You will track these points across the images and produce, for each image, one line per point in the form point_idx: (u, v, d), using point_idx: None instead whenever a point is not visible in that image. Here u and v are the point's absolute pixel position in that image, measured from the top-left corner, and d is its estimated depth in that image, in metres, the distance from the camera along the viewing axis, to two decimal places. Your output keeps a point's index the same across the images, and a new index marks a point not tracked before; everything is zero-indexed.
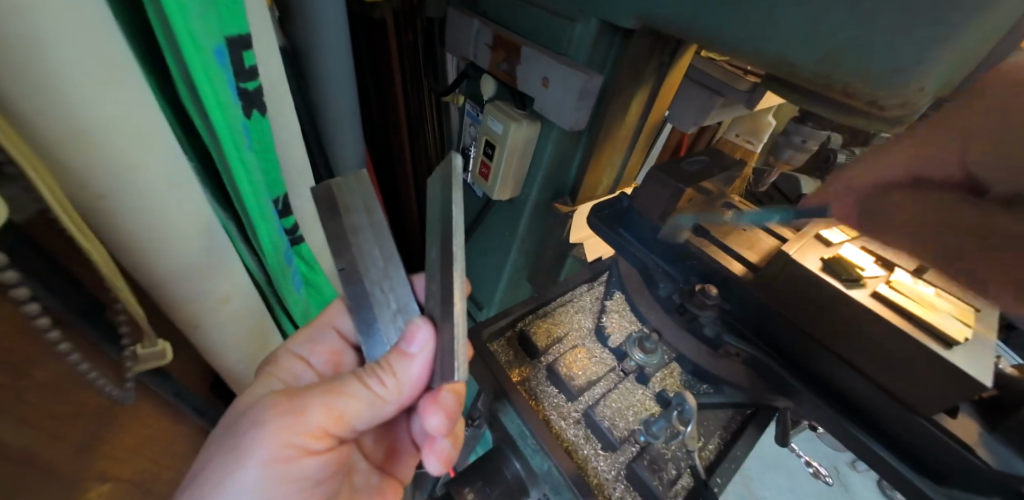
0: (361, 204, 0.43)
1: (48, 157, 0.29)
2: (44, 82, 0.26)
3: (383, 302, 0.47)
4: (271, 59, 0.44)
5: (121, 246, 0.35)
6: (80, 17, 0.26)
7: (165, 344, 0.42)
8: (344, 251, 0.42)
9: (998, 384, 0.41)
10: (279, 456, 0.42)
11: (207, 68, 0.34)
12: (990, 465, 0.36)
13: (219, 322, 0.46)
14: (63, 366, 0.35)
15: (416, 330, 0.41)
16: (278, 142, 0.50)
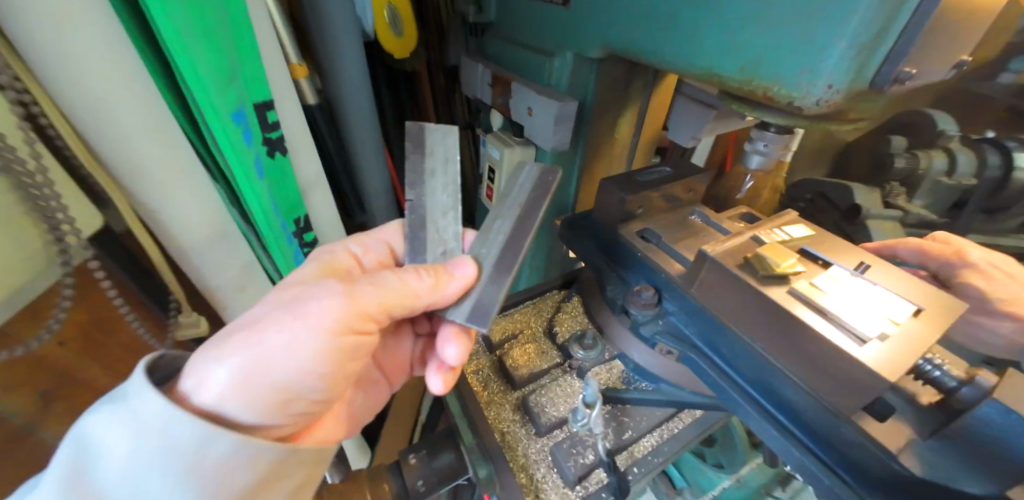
0: (440, 156, 0.56)
1: (112, 170, 0.44)
2: (106, 120, 0.41)
3: (435, 242, 0.54)
4: (291, 112, 0.61)
5: (159, 228, 0.49)
6: (123, 76, 0.41)
7: (199, 317, 0.56)
8: (418, 186, 0.55)
9: (946, 389, 0.37)
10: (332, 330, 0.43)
11: (224, 126, 0.49)
12: (913, 474, 0.34)
13: (239, 305, 0.61)
14: (123, 326, 0.49)
15: (461, 261, 0.48)
16: (301, 175, 0.66)
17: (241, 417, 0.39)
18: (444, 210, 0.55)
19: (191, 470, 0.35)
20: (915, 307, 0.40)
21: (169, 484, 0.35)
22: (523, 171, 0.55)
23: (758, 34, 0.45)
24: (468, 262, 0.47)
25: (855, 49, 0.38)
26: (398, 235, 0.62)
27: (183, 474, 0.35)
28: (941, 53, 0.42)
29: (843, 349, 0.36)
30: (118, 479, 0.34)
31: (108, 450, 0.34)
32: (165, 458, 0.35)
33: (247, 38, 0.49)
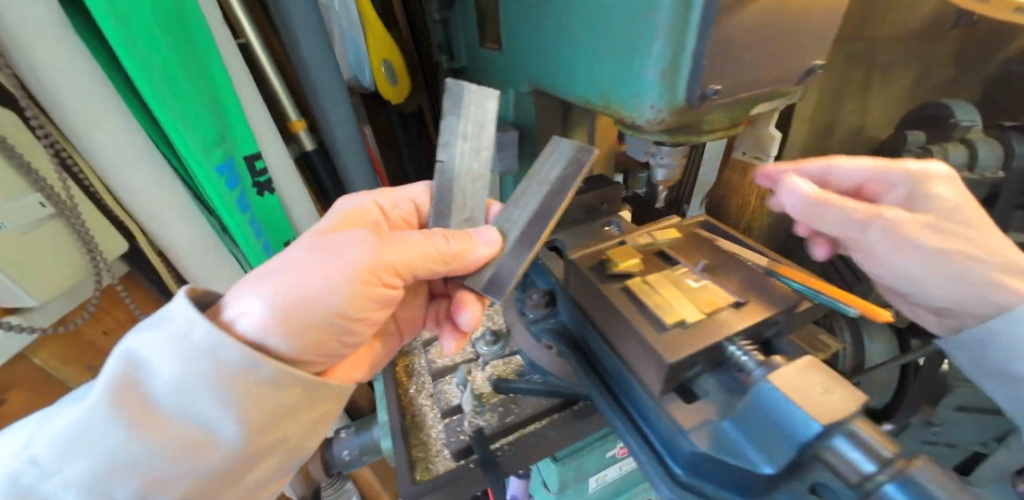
0: (474, 120, 0.55)
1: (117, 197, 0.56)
2: (108, 160, 0.54)
3: (460, 207, 0.54)
4: (280, 159, 0.78)
5: (159, 239, 0.61)
6: (121, 127, 0.54)
7: None
8: (438, 151, 0.55)
9: (750, 372, 0.39)
10: (363, 273, 0.43)
11: (208, 174, 0.62)
12: (699, 448, 0.37)
13: None
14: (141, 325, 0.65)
15: (483, 231, 0.49)
16: (290, 207, 0.82)
17: (281, 350, 0.39)
18: (471, 178, 0.54)
19: (235, 391, 0.35)
20: (738, 302, 0.44)
21: (212, 402, 0.34)
22: (559, 147, 0.54)
23: (604, 67, 0.51)
24: (491, 230, 0.48)
25: (662, 75, 0.44)
26: (424, 194, 0.63)
27: (225, 394, 0.34)
28: (766, 70, 0.46)
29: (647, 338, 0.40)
30: (167, 394, 0.34)
31: (157, 365, 0.34)
32: (210, 377, 0.34)
33: (233, 110, 0.67)
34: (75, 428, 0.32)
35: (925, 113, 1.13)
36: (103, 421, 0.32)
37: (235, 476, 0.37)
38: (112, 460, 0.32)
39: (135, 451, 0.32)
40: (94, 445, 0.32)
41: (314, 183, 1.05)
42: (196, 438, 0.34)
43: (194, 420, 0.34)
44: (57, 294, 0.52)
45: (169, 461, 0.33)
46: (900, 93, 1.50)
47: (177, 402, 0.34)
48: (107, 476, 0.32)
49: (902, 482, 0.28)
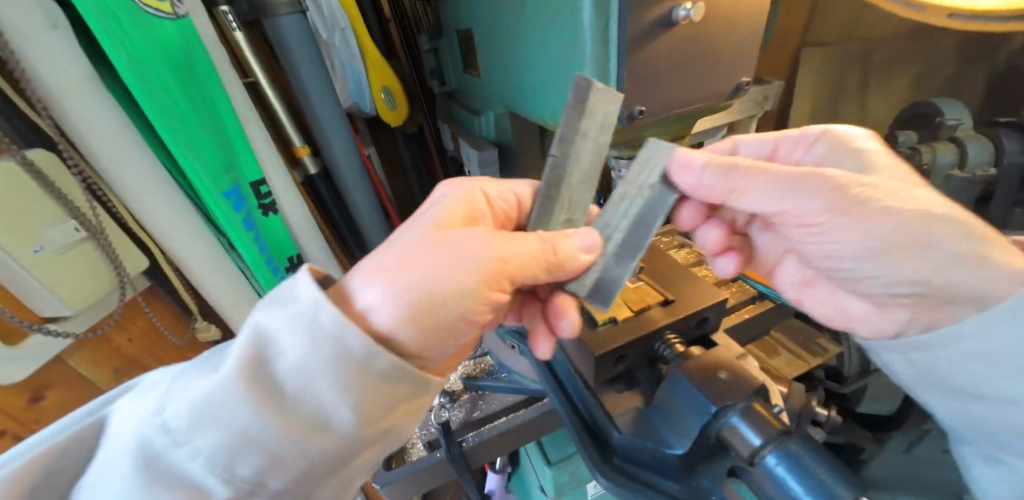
0: (598, 120, 0.44)
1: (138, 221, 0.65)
2: (130, 189, 0.62)
3: (562, 208, 0.48)
4: (282, 182, 0.86)
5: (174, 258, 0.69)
6: (140, 161, 0.62)
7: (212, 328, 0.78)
8: (568, 142, 0.44)
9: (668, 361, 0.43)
10: (482, 269, 0.39)
11: (215, 198, 0.70)
12: (624, 432, 0.40)
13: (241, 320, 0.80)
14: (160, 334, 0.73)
15: (587, 235, 0.45)
16: (293, 225, 0.90)
17: (402, 351, 0.35)
18: (582, 178, 0.47)
19: (356, 377, 0.31)
20: (667, 299, 0.48)
21: (335, 389, 0.30)
22: (653, 148, 0.46)
23: (553, 91, 0.57)
24: (592, 235, 0.45)
25: (595, 97, 0.48)
26: (529, 190, 0.56)
27: (344, 379, 0.31)
28: (693, 90, 0.50)
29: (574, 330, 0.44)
30: (291, 373, 0.31)
31: (283, 342, 0.31)
32: (333, 358, 0.30)
33: (239, 142, 0.76)
34: (199, 400, 0.29)
35: (914, 113, 1.14)
36: (228, 407, 0.29)
37: (337, 469, 0.33)
38: (229, 439, 0.29)
39: (254, 431, 0.29)
40: (215, 420, 0.29)
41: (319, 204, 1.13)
42: (311, 424, 0.31)
43: (312, 405, 0.31)
44: (89, 305, 0.60)
45: (283, 445, 0.30)
46: (895, 92, 1.49)
47: (299, 383, 0.30)
48: (224, 456, 0.29)
49: (778, 453, 0.32)
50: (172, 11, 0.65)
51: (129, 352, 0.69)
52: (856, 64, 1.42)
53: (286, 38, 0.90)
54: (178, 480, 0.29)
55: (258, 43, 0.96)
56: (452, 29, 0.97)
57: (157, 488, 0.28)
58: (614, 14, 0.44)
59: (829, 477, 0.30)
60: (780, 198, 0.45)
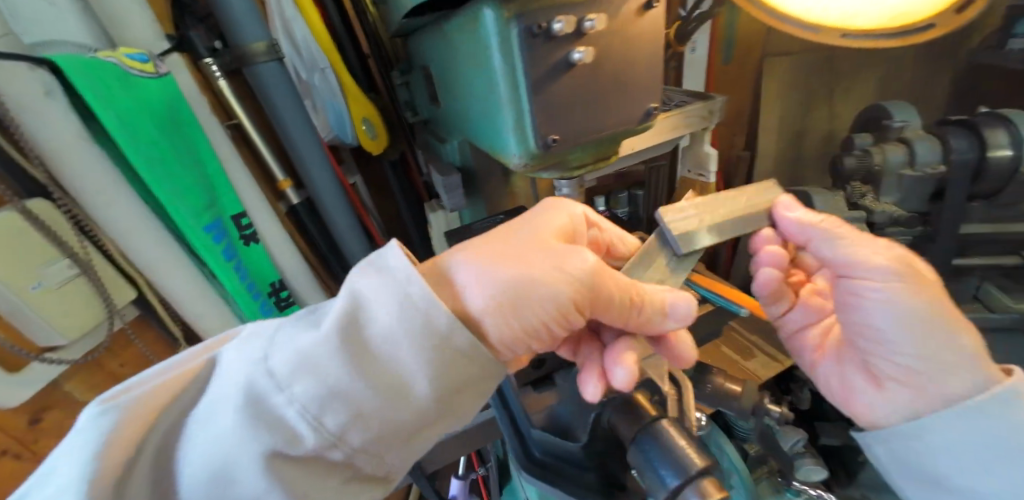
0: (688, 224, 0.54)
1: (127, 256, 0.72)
2: (121, 229, 0.70)
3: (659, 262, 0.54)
4: (263, 215, 0.94)
5: (161, 288, 0.76)
6: (129, 204, 0.70)
7: None
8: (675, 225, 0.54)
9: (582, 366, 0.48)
10: (587, 279, 0.43)
11: (197, 234, 0.78)
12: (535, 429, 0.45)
13: None
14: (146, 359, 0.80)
15: (681, 302, 0.48)
16: (275, 252, 0.97)
17: (486, 335, 0.41)
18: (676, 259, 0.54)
19: (432, 349, 0.37)
20: None
21: (415, 358, 0.37)
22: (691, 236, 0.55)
23: (486, 124, 0.63)
24: (681, 300, 0.48)
25: (515, 131, 0.55)
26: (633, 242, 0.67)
27: (424, 348, 0.37)
28: (603, 118, 0.56)
29: None
30: (383, 339, 0.37)
31: (378, 309, 0.38)
32: (417, 329, 0.37)
33: (219, 181, 0.84)
34: (306, 350, 0.36)
35: (869, 115, 1.19)
36: (332, 355, 0.36)
37: (403, 431, 0.39)
38: (327, 387, 0.35)
39: (345, 384, 0.35)
40: (321, 368, 0.36)
41: (304, 231, 1.21)
42: (388, 384, 0.37)
43: (399, 366, 0.37)
44: (83, 334, 0.67)
45: (368, 397, 0.36)
46: (860, 96, 1.53)
47: (388, 346, 0.37)
48: (321, 402, 0.35)
49: (649, 434, 0.36)
50: (155, 70, 0.74)
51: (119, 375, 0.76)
52: (818, 71, 1.47)
53: (265, 83, 0.98)
54: (283, 416, 0.35)
55: (241, 88, 1.05)
56: (418, 66, 1.04)
57: (268, 421, 0.35)
58: (519, 60, 0.50)
59: (685, 453, 0.34)
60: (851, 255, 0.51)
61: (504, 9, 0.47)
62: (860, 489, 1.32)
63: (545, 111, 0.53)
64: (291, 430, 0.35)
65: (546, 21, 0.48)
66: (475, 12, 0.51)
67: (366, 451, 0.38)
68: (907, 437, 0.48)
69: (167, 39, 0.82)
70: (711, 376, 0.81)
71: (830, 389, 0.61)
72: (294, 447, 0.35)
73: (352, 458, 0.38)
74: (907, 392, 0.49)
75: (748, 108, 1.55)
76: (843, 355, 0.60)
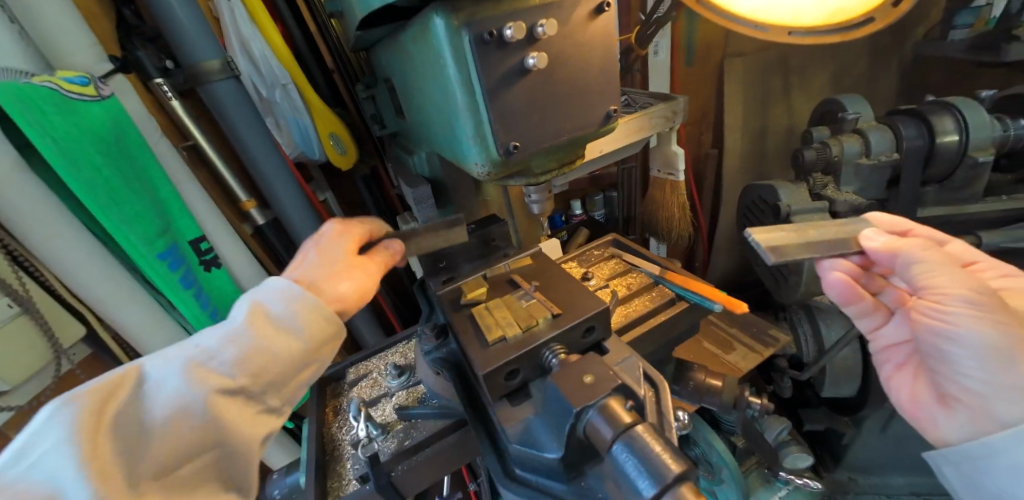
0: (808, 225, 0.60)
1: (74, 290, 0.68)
2: (65, 262, 0.65)
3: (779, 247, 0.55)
4: (223, 237, 0.90)
5: (113, 321, 0.72)
6: (74, 235, 0.66)
7: None
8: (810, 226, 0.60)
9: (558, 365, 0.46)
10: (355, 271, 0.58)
11: (150, 261, 0.74)
12: (512, 443, 0.43)
13: None
14: None
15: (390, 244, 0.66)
16: (238, 275, 0.93)
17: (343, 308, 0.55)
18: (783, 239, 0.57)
19: (318, 313, 0.51)
20: (555, 313, 0.51)
21: (311, 319, 0.50)
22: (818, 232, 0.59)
23: (447, 134, 0.62)
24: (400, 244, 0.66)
25: (475, 139, 0.54)
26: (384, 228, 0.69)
27: (310, 314, 0.50)
28: (564, 122, 0.56)
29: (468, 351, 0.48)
30: (281, 312, 0.49)
31: (272, 298, 0.50)
32: (303, 302, 0.50)
33: (174, 206, 0.80)
34: (227, 333, 0.46)
35: (824, 110, 1.24)
36: (246, 329, 0.46)
37: (304, 376, 0.50)
38: (247, 352, 0.45)
39: (260, 345, 0.46)
40: (240, 338, 0.46)
41: (273, 252, 1.17)
42: (294, 341, 0.48)
43: (299, 329, 0.49)
44: (30, 375, 0.63)
45: (276, 353, 0.47)
46: (818, 90, 1.58)
47: (289, 316, 0.49)
48: (244, 359, 0.45)
49: (625, 443, 0.35)
50: (96, 94, 0.70)
51: None
52: (776, 69, 1.53)
53: (221, 102, 0.94)
54: (213, 375, 0.43)
55: (196, 107, 1.01)
56: (381, 79, 1.03)
57: (203, 378, 0.42)
58: (472, 68, 0.50)
59: (660, 459, 0.33)
60: (921, 265, 0.55)
61: (454, 18, 0.47)
62: (847, 472, 1.34)
63: (503, 116, 0.52)
64: (224, 385, 0.43)
65: (497, 28, 0.48)
66: (426, 22, 0.51)
67: (273, 399, 0.47)
68: (972, 457, 0.56)
69: (111, 60, 0.78)
70: (692, 372, 0.81)
71: (898, 400, 0.69)
72: (226, 399, 0.43)
73: (264, 405, 0.47)
74: (966, 412, 0.57)
75: (712, 108, 1.59)
76: (921, 372, 0.67)
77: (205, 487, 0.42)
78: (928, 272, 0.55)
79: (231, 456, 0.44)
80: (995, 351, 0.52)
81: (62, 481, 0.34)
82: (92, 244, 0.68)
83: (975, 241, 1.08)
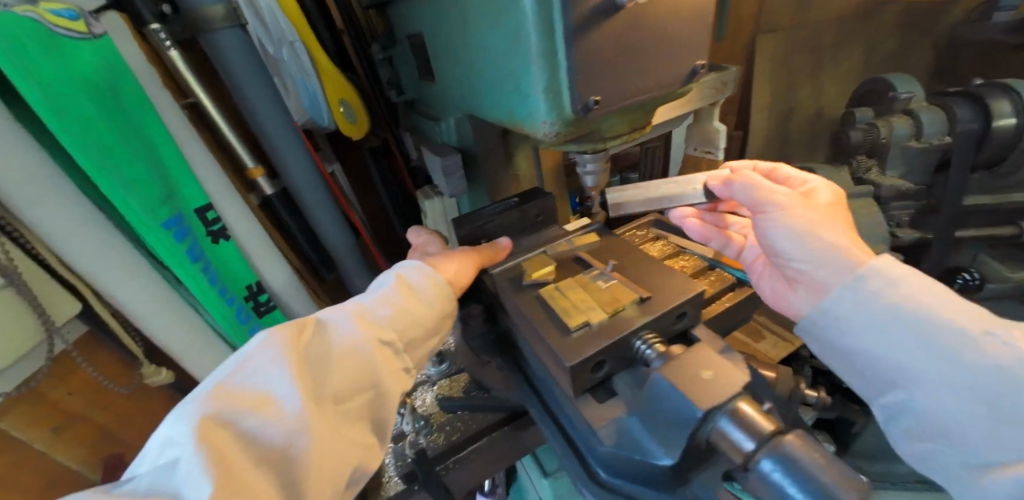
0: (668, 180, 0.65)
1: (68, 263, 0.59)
2: (59, 230, 0.57)
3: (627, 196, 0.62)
4: (234, 207, 0.81)
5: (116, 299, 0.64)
6: (69, 199, 0.57)
7: (163, 372, 0.73)
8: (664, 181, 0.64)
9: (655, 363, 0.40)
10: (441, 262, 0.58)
11: (156, 230, 0.66)
12: (608, 447, 0.37)
13: (195, 360, 0.75)
14: (95, 381, 0.67)
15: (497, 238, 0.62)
16: (249, 251, 0.84)
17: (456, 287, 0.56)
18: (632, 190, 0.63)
19: (445, 288, 0.55)
20: (644, 297, 0.44)
21: (440, 291, 0.54)
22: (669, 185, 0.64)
23: (503, 90, 0.54)
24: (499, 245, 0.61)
25: (549, 92, 0.46)
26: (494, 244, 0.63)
27: (441, 288, 0.54)
28: (648, 76, 0.49)
29: (551, 340, 0.41)
30: (418, 282, 0.54)
31: (410, 272, 0.55)
32: (436, 277, 0.55)
33: (178, 169, 0.71)
34: (379, 295, 0.51)
35: (865, 89, 1.18)
36: (394, 292, 0.52)
37: (431, 342, 0.54)
38: (394, 311, 0.50)
39: (405, 307, 0.51)
40: (390, 300, 0.51)
41: (280, 226, 1.08)
42: (428, 308, 0.53)
43: (430, 299, 0.53)
44: (16, 359, 0.54)
45: (418, 316, 0.52)
46: (850, 71, 1.51)
47: (426, 285, 0.54)
48: (393, 316, 0.50)
49: (774, 458, 0.30)
50: (87, 31, 0.60)
51: (69, 402, 0.64)
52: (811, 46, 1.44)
53: (225, 54, 0.84)
54: (372, 326, 0.48)
55: (196, 61, 0.91)
56: (403, 37, 0.93)
57: (365, 327, 0.48)
58: (556, 4, 0.42)
59: (830, 480, 0.27)
60: (749, 192, 0.54)
61: None
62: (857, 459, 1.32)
63: (586, 66, 0.45)
64: (381, 334, 0.48)
65: None
66: None
67: (412, 358, 0.51)
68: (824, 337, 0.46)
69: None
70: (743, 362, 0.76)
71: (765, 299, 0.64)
72: (382, 347, 0.48)
73: (404, 362, 0.50)
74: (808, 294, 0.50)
75: (740, 84, 1.51)
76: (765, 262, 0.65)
77: (358, 426, 0.45)
78: (746, 183, 0.55)
79: (377, 403, 0.47)
80: (806, 237, 0.48)
81: (278, 388, 0.39)
82: (86, 209, 0.59)
83: (1016, 231, 1.05)
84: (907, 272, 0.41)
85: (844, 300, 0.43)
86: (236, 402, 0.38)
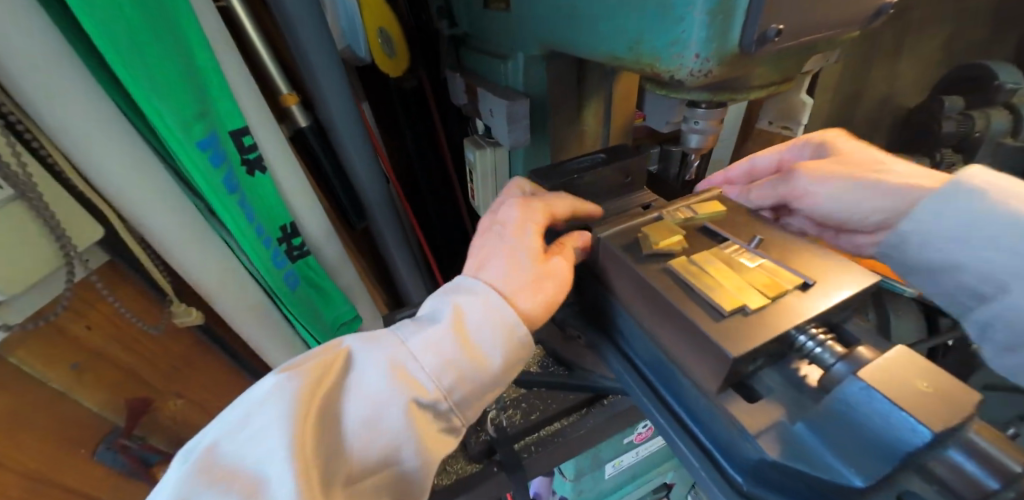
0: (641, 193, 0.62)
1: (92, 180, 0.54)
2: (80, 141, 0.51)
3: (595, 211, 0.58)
4: (272, 138, 0.71)
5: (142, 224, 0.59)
6: (88, 109, 0.51)
7: (192, 311, 0.68)
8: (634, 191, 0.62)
9: (824, 366, 0.33)
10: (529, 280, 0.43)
11: (190, 153, 0.59)
12: (767, 455, 0.31)
13: (224, 299, 0.70)
14: (115, 315, 0.61)
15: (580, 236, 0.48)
16: (285, 190, 0.75)
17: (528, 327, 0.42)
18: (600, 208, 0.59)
19: (510, 334, 0.41)
20: (804, 282, 0.37)
21: (504, 335, 0.40)
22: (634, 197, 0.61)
23: (631, 14, 0.44)
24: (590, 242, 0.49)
25: (713, 16, 0.36)
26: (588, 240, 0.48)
27: (508, 331, 0.41)
28: (827, 9, 0.39)
29: (697, 323, 0.34)
30: (477, 321, 0.41)
31: (472, 303, 0.41)
32: (503, 318, 0.41)
33: (215, 82, 0.61)
34: (428, 336, 0.40)
35: (963, 75, 1.06)
36: (445, 335, 0.39)
37: (487, 397, 0.42)
38: (441, 363, 0.39)
39: (456, 358, 0.39)
40: (439, 344, 0.39)
41: (311, 164, 0.98)
42: (487, 358, 0.40)
43: (491, 347, 0.40)
44: (28, 287, 0.48)
45: (471, 372, 0.40)
46: (930, 54, 1.38)
47: (488, 326, 0.40)
48: (437, 371, 0.38)
49: None
50: None
51: (85, 336, 0.58)
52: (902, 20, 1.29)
53: None
54: (410, 381, 0.38)
55: None
56: None
57: (400, 383, 0.38)
58: None
59: None
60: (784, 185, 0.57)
61: None
62: None
63: None
64: (418, 396, 0.38)
65: None
66: None
67: (460, 418, 0.40)
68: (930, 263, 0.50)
69: None
70: None
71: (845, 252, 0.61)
72: (418, 411, 0.38)
73: (446, 423, 0.40)
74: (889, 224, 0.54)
75: None
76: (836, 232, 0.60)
77: None
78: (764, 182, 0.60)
79: (410, 467, 0.39)
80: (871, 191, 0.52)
81: (271, 467, 0.33)
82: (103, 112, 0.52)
83: None
84: (995, 177, 0.47)
85: (934, 218, 0.48)
86: (222, 483, 0.32)
